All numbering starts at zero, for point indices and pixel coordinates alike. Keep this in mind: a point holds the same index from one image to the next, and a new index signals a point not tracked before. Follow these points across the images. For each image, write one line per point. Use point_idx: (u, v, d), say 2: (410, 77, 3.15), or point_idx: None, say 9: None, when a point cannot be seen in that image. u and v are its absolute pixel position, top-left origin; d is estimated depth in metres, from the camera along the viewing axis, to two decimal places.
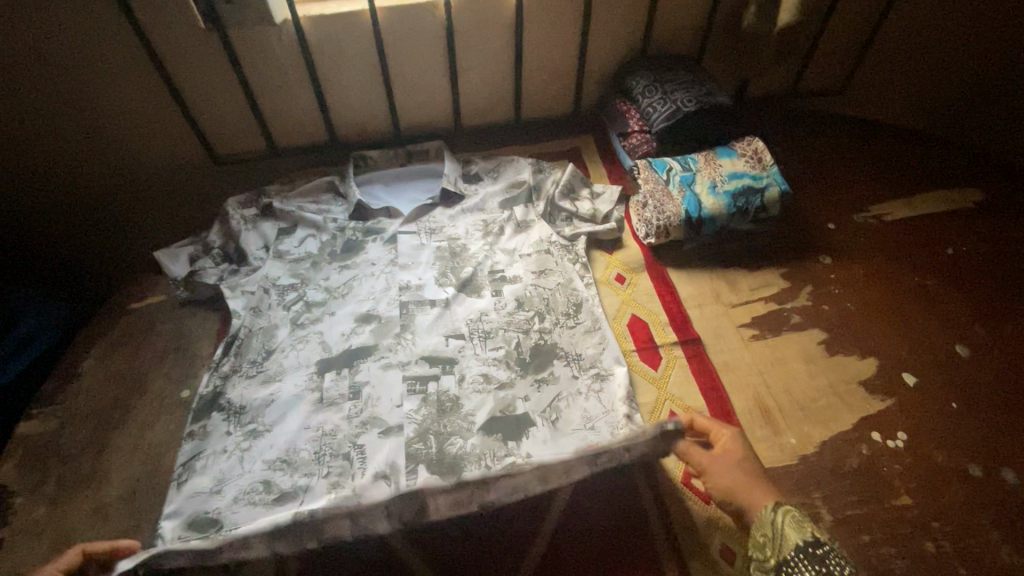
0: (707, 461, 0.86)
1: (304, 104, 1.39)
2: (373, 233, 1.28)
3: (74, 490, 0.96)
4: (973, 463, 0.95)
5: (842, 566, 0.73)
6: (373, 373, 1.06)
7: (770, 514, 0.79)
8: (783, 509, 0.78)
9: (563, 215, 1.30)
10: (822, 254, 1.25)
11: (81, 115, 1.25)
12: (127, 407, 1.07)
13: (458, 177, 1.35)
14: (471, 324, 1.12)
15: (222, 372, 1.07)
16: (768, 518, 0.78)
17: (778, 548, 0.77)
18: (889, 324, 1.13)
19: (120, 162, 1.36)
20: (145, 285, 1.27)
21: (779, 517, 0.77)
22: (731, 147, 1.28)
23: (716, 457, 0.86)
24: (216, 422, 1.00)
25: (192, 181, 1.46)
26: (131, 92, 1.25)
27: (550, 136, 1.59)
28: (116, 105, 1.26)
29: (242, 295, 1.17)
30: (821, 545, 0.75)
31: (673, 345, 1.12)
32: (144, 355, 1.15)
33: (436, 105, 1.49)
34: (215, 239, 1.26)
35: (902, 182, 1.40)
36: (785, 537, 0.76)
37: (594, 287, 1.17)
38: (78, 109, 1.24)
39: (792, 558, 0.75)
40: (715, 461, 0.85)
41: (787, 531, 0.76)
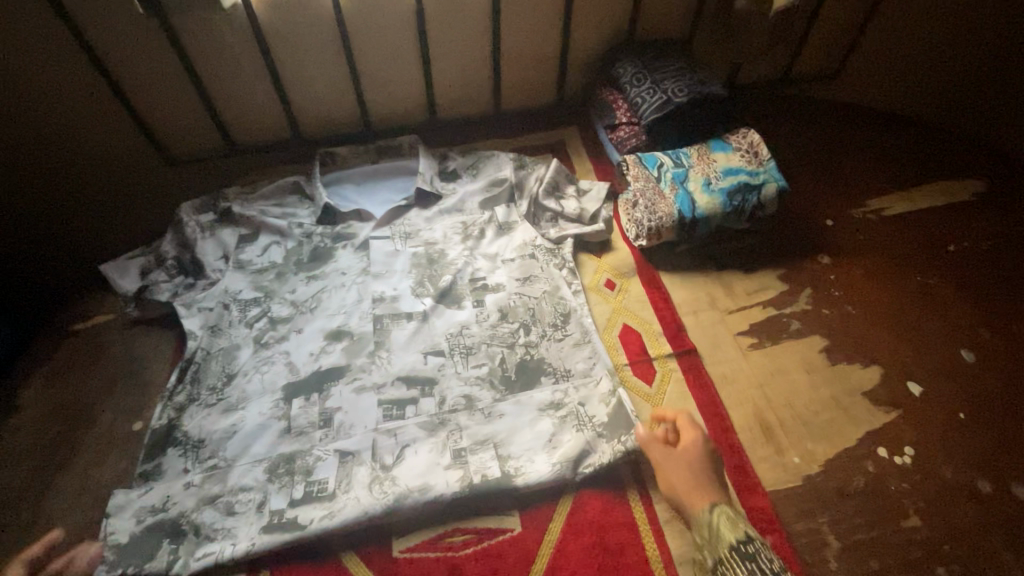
0: (661, 456, 0.81)
1: (262, 97, 1.27)
2: (344, 239, 1.17)
3: (12, 540, 0.87)
4: (982, 480, 0.90)
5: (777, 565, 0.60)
6: (346, 398, 0.96)
7: (705, 515, 0.69)
8: (719, 508, 0.68)
9: (548, 215, 1.21)
10: (820, 253, 1.19)
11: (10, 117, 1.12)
12: (71, 443, 0.97)
13: (435, 174, 1.25)
14: (451, 339, 1.03)
15: (175, 403, 0.96)
16: (703, 520, 0.69)
17: (712, 550, 0.65)
18: (894, 330, 1.07)
19: (58, 168, 1.22)
20: (91, 303, 1.16)
21: (712, 518, 0.68)
22: (725, 140, 1.20)
23: (673, 453, 0.80)
24: (172, 459, 0.91)
25: (144, 185, 1.33)
26: (65, 87, 1.12)
27: (533, 127, 1.48)
28: (50, 106, 1.13)
29: (199, 314, 1.06)
30: (754, 544, 0.63)
31: (667, 356, 1.05)
32: (90, 383, 1.05)
33: (408, 96, 1.37)
34: (168, 248, 1.13)
35: (900, 175, 1.34)
36: (719, 537, 0.65)
37: (583, 294, 1.09)
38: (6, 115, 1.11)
39: (725, 560, 0.63)
40: (667, 457, 0.80)
41: (719, 532, 0.66)
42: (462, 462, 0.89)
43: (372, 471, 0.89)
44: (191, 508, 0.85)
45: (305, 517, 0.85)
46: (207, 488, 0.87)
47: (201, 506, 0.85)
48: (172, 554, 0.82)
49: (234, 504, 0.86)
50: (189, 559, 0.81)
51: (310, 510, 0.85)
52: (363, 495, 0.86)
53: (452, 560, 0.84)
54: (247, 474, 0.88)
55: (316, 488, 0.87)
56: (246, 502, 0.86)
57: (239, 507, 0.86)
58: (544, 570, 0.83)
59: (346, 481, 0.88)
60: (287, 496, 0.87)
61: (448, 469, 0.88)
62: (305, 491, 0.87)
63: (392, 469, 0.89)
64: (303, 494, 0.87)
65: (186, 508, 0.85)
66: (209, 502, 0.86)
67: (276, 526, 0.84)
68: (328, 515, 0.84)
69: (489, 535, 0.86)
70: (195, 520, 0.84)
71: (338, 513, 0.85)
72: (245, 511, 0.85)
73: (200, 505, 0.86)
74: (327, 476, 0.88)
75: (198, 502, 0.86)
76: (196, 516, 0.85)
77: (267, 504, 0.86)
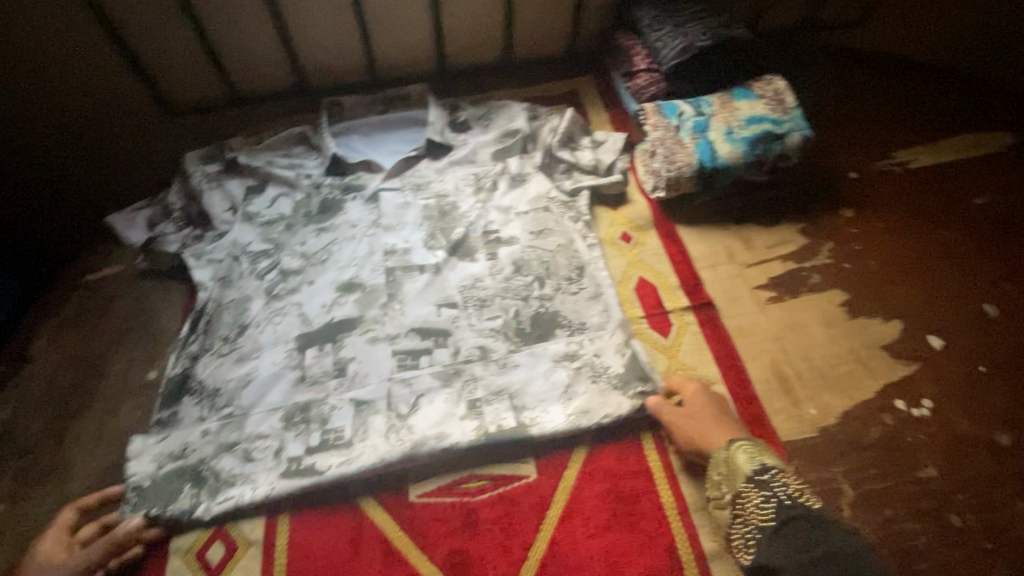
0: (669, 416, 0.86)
1: (265, 42, 1.22)
2: (353, 191, 1.14)
3: (36, 483, 0.89)
4: (999, 432, 0.90)
5: (791, 488, 0.70)
6: (360, 348, 0.96)
7: (721, 452, 0.78)
8: (734, 444, 0.77)
9: (563, 165, 1.17)
10: (843, 207, 1.15)
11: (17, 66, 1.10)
12: (86, 392, 0.98)
13: (445, 125, 1.21)
14: (465, 291, 1.01)
15: (189, 352, 0.97)
16: (719, 456, 0.78)
17: (732, 482, 0.75)
18: (915, 284, 1.05)
19: (59, 119, 1.19)
20: (99, 255, 1.15)
21: (728, 453, 0.77)
22: (748, 87, 1.15)
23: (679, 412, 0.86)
24: (187, 407, 0.91)
25: (148, 141, 1.28)
26: (67, 33, 1.09)
27: (546, 76, 1.42)
28: (41, 50, 1.09)
29: (209, 265, 1.05)
30: (769, 472, 0.73)
31: (684, 310, 1.03)
32: (101, 334, 1.04)
33: (416, 41, 1.31)
34: (175, 200, 1.13)
35: (927, 126, 1.28)
36: (735, 469, 0.75)
37: (598, 247, 1.07)
38: (11, 67, 1.10)
39: (743, 488, 0.73)
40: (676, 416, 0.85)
41: (737, 464, 0.76)
42: (478, 412, 0.89)
43: (388, 420, 0.89)
44: (212, 456, 0.86)
45: (323, 463, 0.85)
46: (225, 435, 0.88)
47: (220, 453, 0.86)
48: (193, 498, 0.83)
49: (252, 451, 0.86)
50: (211, 503, 0.83)
51: (327, 457, 0.86)
52: (380, 443, 0.86)
53: (468, 505, 0.85)
54: (264, 422, 0.89)
55: (333, 436, 0.88)
56: (263, 449, 0.87)
57: (257, 454, 0.86)
58: (559, 516, 0.84)
59: (362, 430, 0.88)
60: (304, 443, 0.87)
61: (464, 418, 0.88)
62: (321, 439, 0.87)
63: (408, 419, 0.89)
64: (320, 441, 0.87)
65: (206, 454, 0.86)
66: (227, 450, 0.86)
67: (295, 472, 0.85)
68: (345, 462, 0.85)
69: (505, 482, 0.87)
70: (214, 466, 0.85)
71: (355, 460, 0.85)
72: (263, 458, 0.86)
73: (218, 452, 0.86)
74: (343, 425, 0.89)
75: (216, 449, 0.87)
76: (215, 462, 0.86)
77: (285, 451, 0.86)
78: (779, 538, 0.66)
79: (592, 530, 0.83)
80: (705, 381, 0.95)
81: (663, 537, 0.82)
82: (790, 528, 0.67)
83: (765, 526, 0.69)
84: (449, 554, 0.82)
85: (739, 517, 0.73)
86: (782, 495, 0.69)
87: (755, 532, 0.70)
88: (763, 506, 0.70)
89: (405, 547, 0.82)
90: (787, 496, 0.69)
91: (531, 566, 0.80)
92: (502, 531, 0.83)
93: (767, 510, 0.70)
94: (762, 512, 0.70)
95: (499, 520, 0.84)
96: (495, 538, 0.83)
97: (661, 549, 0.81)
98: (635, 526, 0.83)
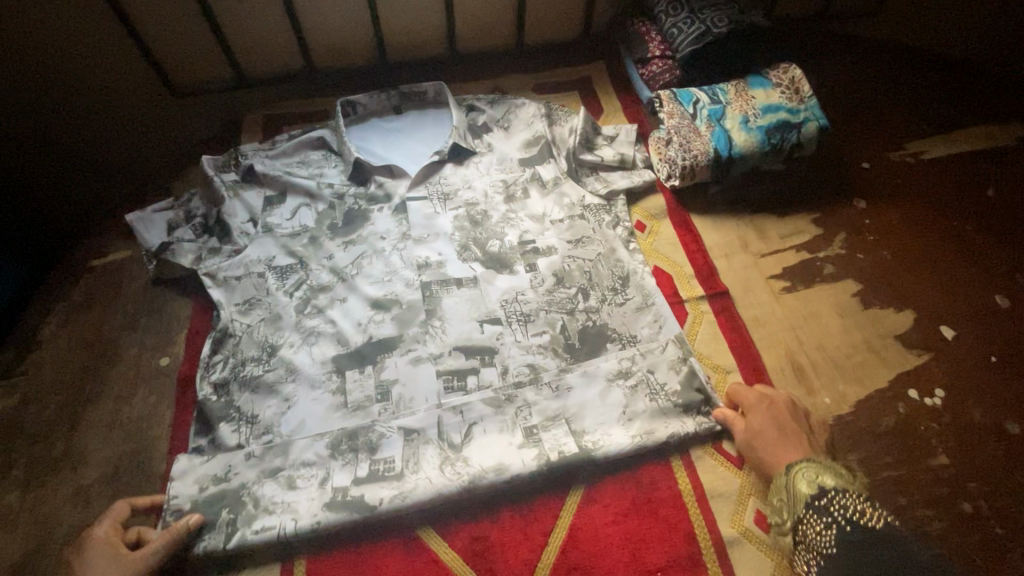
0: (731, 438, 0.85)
1: (272, 21, 1.19)
2: (378, 201, 1.10)
3: (49, 470, 0.88)
4: (1011, 421, 0.91)
5: (852, 512, 0.69)
6: (402, 369, 0.92)
7: (783, 478, 0.77)
8: (795, 468, 0.76)
9: (587, 169, 1.15)
10: (857, 198, 1.15)
11: (30, 55, 1.08)
12: (98, 378, 0.96)
13: (466, 129, 1.17)
14: (507, 306, 0.98)
15: (216, 378, 0.92)
16: (780, 481, 0.78)
17: (792, 507, 0.75)
18: (932, 277, 1.06)
19: (74, 108, 1.18)
20: (107, 239, 1.13)
21: (787, 478, 0.76)
22: (764, 76, 1.14)
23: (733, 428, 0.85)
24: (225, 434, 0.87)
25: (160, 123, 1.27)
26: (77, 15, 1.07)
27: (558, 61, 1.40)
28: (54, 31, 1.07)
29: (226, 284, 0.99)
30: (829, 496, 0.72)
31: (699, 299, 1.03)
32: (112, 320, 1.03)
33: (427, 24, 1.29)
34: (197, 205, 1.09)
35: (938, 117, 1.28)
36: (796, 496, 0.75)
37: (639, 254, 1.05)
38: (25, 55, 1.08)
39: (804, 514, 0.73)
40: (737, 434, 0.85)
41: (796, 489, 0.75)
42: (536, 440, 0.86)
43: (441, 451, 0.86)
44: (254, 483, 0.83)
45: (373, 495, 0.82)
46: (268, 461, 0.84)
47: (262, 479, 0.83)
48: (230, 528, 0.79)
49: (296, 480, 0.83)
50: (248, 531, 0.79)
51: (377, 489, 0.82)
52: (435, 476, 0.83)
53: (490, 494, 0.85)
54: (308, 449, 0.86)
55: (382, 467, 0.85)
56: (308, 477, 0.84)
57: (300, 482, 0.83)
58: (579, 502, 0.85)
59: (412, 459, 0.85)
60: (351, 473, 0.84)
61: (523, 447, 0.86)
62: (370, 470, 0.84)
63: (462, 450, 0.86)
64: (369, 472, 0.84)
65: (247, 479, 0.83)
66: (271, 476, 0.83)
67: (341, 504, 0.81)
68: (398, 495, 0.82)
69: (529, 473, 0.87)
70: (255, 492, 0.82)
71: (409, 494, 0.82)
72: (307, 486, 0.83)
73: (261, 478, 0.83)
74: (392, 455, 0.85)
75: (259, 475, 0.83)
76: (257, 489, 0.82)
77: (331, 481, 0.84)
78: (843, 564, 0.66)
79: (611, 517, 0.83)
80: (722, 369, 0.96)
81: (679, 520, 0.83)
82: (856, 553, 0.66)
83: (829, 552, 0.69)
84: (473, 543, 0.82)
85: (800, 544, 0.73)
86: (842, 519, 0.69)
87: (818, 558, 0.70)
88: (825, 533, 0.70)
89: (428, 535, 0.82)
90: (847, 520, 0.69)
91: (552, 553, 0.81)
92: (524, 520, 0.83)
93: (829, 536, 0.69)
94: (826, 539, 0.70)
95: (519, 508, 0.84)
96: (516, 526, 0.83)
97: (678, 533, 0.82)
98: (655, 514, 0.83)
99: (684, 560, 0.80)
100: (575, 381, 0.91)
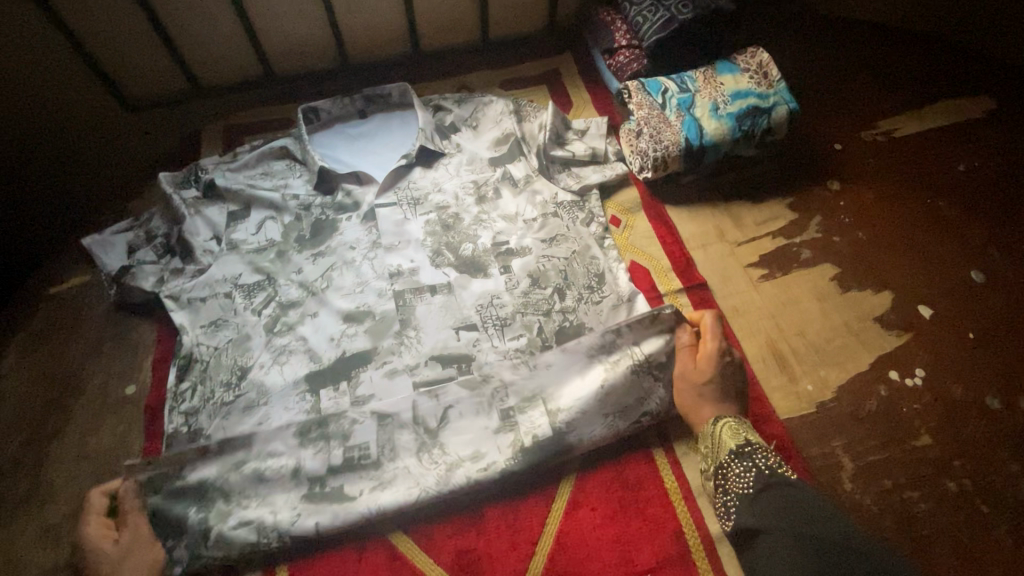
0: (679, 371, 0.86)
1: (227, 30, 1.16)
2: (347, 210, 1.07)
3: (14, 510, 0.84)
4: (992, 396, 0.91)
5: (772, 461, 0.76)
6: (378, 384, 0.90)
7: (710, 428, 0.82)
8: (722, 420, 0.82)
9: (559, 165, 1.13)
10: (830, 179, 1.15)
11: None
12: (63, 411, 0.93)
13: (434, 130, 1.14)
14: (482, 311, 0.96)
15: (186, 408, 0.88)
16: (707, 431, 0.83)
17: (715, 455, 0.81)
18: (907, 255, 1.05)
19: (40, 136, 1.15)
20: (65, 263, 1.08)
21: (716, 428, 0.81)
22: (732, 61, 1.13)
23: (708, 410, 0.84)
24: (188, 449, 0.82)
25: (126, 139, 1.24)
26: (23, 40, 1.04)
27: (524, 54, 1.37)
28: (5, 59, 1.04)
29: (188, 307, 0.96)
30: (753, 447, 0.78)
31: (678, 292, 1.02)
32: (74, 347, 0.99)
33: (387, 24, 1.26)
34: (159, 225, 1.05)
35: (906, 94, 1.28)
36: (721, 444, 0.80)
37: (613, 251, 1.03)
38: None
39: (726, 461, 0.79)
40: (680, 376, 0.86)
41: (721, 439, 0.81)
42: (512, 423, 0.85)
43: (417, 437, 0.84)
44: (218, 476, 0.80)
45: (353, 488, 0.81)
46: (230, 454, 0.81)
47: (226, 472, 0.81)
48: (204, 526, 0.78)
49: (264, 471, 0.81)
50: (224, 528, 0.78)
51: (356, 481, 0.82)
52: (413, 465, 0.83)
53: (475, 505, 0.84)
54: (275, 440, 0.83)
55: (358, 454, 0.83)
56: (278, 469, 0.82)
57: (270, 474, 0.81)
58: (564, 508, 0.83)
59: (389, 446, 0.84)
60: (325, 461, 0.82)
61: (498, 433, 0.85)
62: (344, 458, 0.83)
63: (439, 435, 0.84)
64: (343, 460, 0.83)
65: (208, 474, 0.80)
66: (235, 468, 0.81)
67: (320, 496, 0.81)
68: (378, 485, 0.81)
69: (516, 488, 0.85)
70: (223, 487, 0.80)
71: (388, 485, 0.81)
72: (278, 478, 0.81)
73: (224, 471, 0.81)
74: (367, 441, 0.84)
75: (221, 469, 0.81)
76: (223, 482, 0.80)
77: (303, 471, 0.82)
78: (756, 502, 0.72)
79: (597, 521, 0.82)
80: None
81: (665, 519, 0.82)
82: (767, 495, 0.72)
83: (746, 492, 0.74)
84: (460, 554, 0.80)
85: (721, 487, 0.78)
86: (762, 465, 0.75)
87: (734, 499, 0.76)
88: (745, 475, 0.75)
89: (413, 554, 0.80)
90: (766, 466, 0.75)
91: (541, 561, 0.79)
92: (510, 528, 0.82)
93: (747, 478, 0.75)
94: (743, 480, 0.76)
95: (505, 517, 0.83)
96: (502, 535, 0.81)
97: (665, 533, 0.81)
98: (642, 513, 0.82)
99: (673, 559, 0.79)
100: (555, 358, 0.87)
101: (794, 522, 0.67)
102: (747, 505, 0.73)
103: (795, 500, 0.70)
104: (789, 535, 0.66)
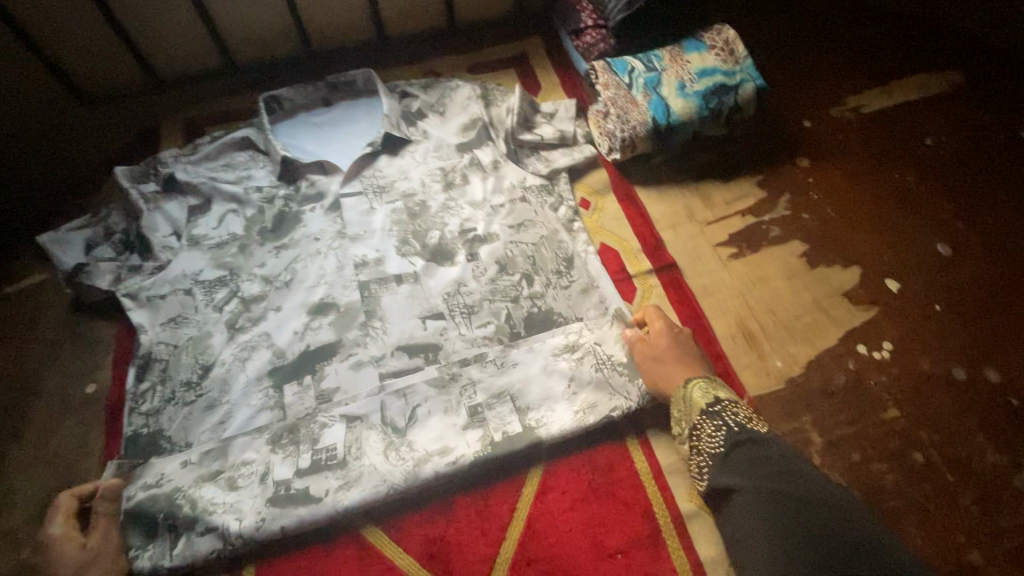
0: (644, 354, 0.86)
1: (182, 17, 1.12)
2: (310, 201, 1.05)
3: None
4: (958, 366, 0.92)
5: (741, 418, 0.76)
6: (343, 376, 0.89)
7: (681, 390, 0.81)
8: (692, 381, 0.81)
9: (528, 149, 1.11)
10: (799, 157, 1.14)
11: None
12: (21, 413, 0.91)
13: (400, 117, 1.11)
14: (449, 299, 0.94)
15: (145, 409, 0.87)
16: (678, 393, 0.82)
17: (688, 415, 0.79)
18: (875, 230, 1.06)
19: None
20: (21, 263, 1.05)
21: (688, 389, 0.80)
22: (698, 38, 1.11)
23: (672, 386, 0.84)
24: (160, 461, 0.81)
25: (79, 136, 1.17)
26: None
27: (492, 37, 1.34)
28: None
29: (147, 305, 0.94)
30: (723, 405, 0.77)
31: (647, 273, 1.02)
32: (31, 348, 0.96)
33: (349, 9, 1.23)
34: (117, 220, 1.02)
35: (875, 69, 1.28)
36: (693, 404, 0.79)
37: (582, 234, 1.02)
38: None
39: (699, 421, 0.78)
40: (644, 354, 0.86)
41: (693, 399, 0.80)
42: (481, 419, 0.84)
43: (384, 436, 0.83)
44: (191, 487, 0.79)
45: (319, 488, 0.79)
46: (206, 464, 0.81)
47: (202, 482, 0.79)
48: (172, 536, 0.76)
49: (236, 480, 0.80)
50: (191, 538, 0.76)
51: (322, 481, 0.80)
52: (379, 462, 0.81)
53: (445, 493, 0.83)
54: (248, 447, 0.82)
55: (325, 456, 0.82)
56: (248, 475, 0.80)
57: (242, 481, 0.80)
58: (536, 492, 0.83)
59: (357, 446, 0.83)
60: (293, 465, 0.81)
61: (467, 429, 0.84)
62: (313, 460, 0.81)
63: (407, 433, 0.84)
64: (311, 463, 0.81)
65: (182, 482, 0.79)
66: (211, 479, 0.79)
67: (285, 499, 0.79)
68: (344, 485, 0.79)
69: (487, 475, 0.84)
70: (192, 494, 0.78)
71: (355, 483, 0.80)
72: (248, 484, 0.79)
73: (198, 482, 0.79)
74: (335, 443, 0.83)
75: (196, 479, 0.79)
76: (196, 492, 0.78)
77: (272, 475, 0.80)
78: (725, 466, 0.73)
79: (568, 505, 0.82)
80: None
81: (636, 500, 0.82)
82: (737, 454, 0.72)
83: (717, 452, 0.74)
84: (430, 543, 0.80)
85: (694, 447, 0.78)
86: (731, 422, 0.75)
87: (706, 458, 0.76)
88: (715, 434, 0.75)
89: (382, 545, 0.80)
90: (736, 423, 0.75)
91: (511, 546, 0.79)
92: (480, 515, 0.81)
93: (717, 437, 0.75)
94: (714, 439, 0.75)
95: (474, 504, 0.82)
96: (471, 521, 0.81)
97: (635, 513, 0.81)
98: (612, 495, 0.82)
99: (643, 539, 0.79)
100: (521, 357, 0.89)
101: (764, 480, 0.68)
102: (713, 479, 0.74)
103: (761, 458, 0.71)
104: (759, 493, 0.67)
